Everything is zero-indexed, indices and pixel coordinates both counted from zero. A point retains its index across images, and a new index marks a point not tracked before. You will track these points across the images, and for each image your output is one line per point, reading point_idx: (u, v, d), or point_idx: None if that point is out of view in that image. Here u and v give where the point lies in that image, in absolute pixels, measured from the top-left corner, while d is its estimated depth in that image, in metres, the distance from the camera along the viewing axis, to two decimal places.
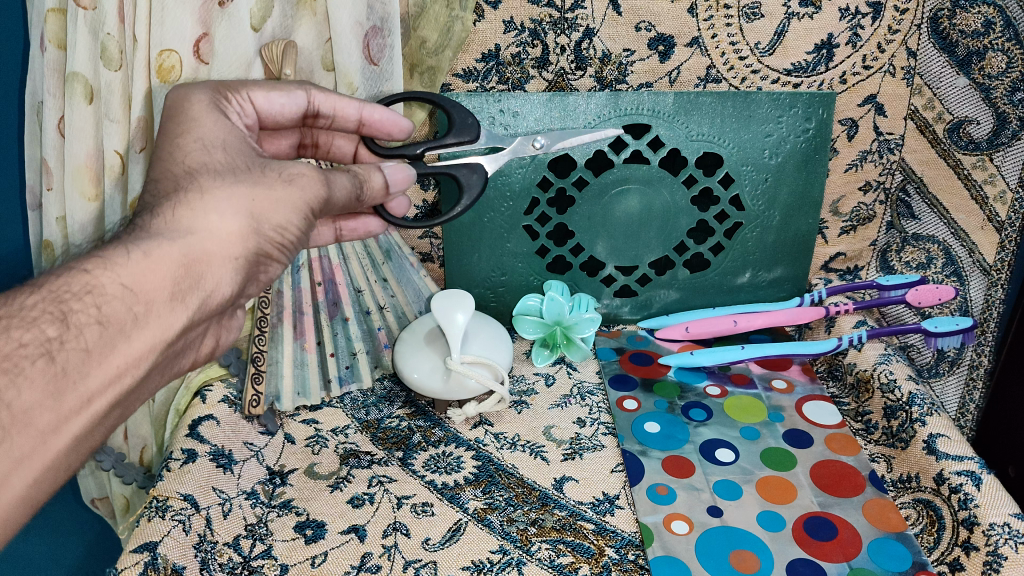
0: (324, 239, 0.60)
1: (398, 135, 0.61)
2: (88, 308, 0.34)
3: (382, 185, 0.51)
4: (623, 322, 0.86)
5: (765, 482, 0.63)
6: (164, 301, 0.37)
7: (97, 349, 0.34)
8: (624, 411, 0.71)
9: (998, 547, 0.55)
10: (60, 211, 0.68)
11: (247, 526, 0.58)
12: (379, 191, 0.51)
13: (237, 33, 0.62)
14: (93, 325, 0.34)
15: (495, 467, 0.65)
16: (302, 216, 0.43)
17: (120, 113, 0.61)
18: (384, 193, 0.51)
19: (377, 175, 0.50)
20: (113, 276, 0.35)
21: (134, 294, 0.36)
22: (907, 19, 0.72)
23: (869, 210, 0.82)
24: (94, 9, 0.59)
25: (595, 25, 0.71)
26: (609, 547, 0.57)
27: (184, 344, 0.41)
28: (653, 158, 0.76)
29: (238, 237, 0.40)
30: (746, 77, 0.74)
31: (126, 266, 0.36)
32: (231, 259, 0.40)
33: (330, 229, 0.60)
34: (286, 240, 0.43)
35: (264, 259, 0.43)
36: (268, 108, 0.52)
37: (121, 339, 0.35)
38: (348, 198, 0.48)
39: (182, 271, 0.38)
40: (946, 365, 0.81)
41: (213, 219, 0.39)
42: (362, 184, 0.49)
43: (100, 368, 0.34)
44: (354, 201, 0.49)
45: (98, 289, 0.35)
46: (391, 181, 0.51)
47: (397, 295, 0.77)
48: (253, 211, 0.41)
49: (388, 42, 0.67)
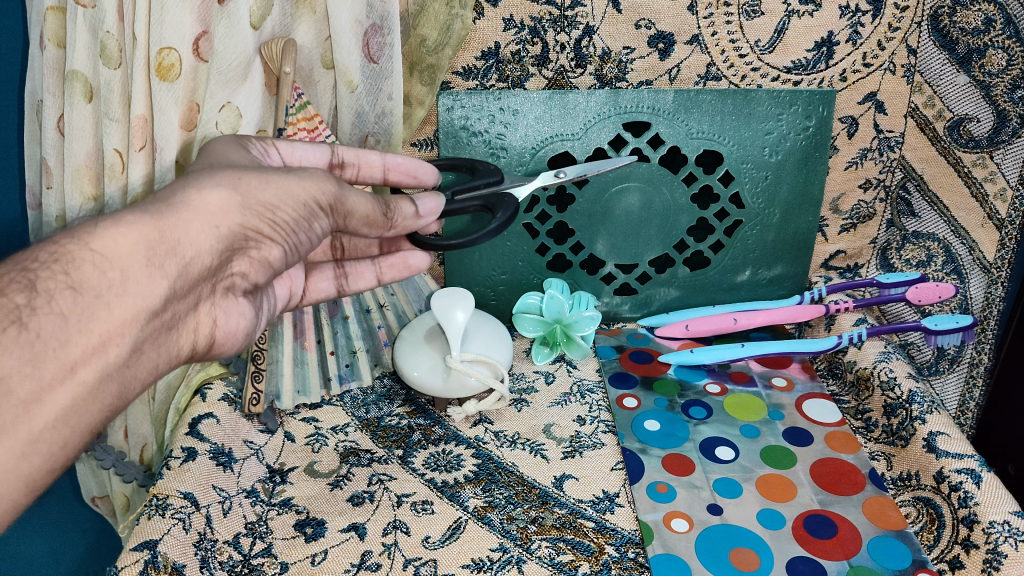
0: (366, 282, 0.60)
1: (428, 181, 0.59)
2: (57, 275, 0.34)
3: (413, 213, 0.51)
4: (623, 320, 0.86)
5: (765, 480, 0.63)
6: (141, 266, 0.36)
7: (74, 316, 0.34)
8: (625, 410, 0.71)
9: (998, 545, 0.55)
10: (60, 209, 0.68)
11: (247, 525, 0.58)
12: (410, 217, 0.51)
13: (237, 31, 0.62)
14: (65, 291, 0.34)
15: (494, 465, 0.65)
16: (299, 202, 0.43)
17: (119, 111, 0.62)
18: (416, 220, 0.51)
19: (407, 203, 0.50)
20: (83, 244, 0.35)
21: (107, 260, 0.35)
22: (907, 17, 0.71)
23: (869, 208, 0.81)
24: (93, 8, 0.59)
25: (595, 23, 0.71)
26: (608, 545, 0.57)
27: (178, 322, 0.41)
28: (653, 156, 0.76)
29: (221, 210, 0.39)
30: (746, 74, 0.74)
31: (96, 235, 0.35)
32: (214, 226, 0.39)
33: (371, 268, 0.60)
34: (278, 220, 0.42)
35: (259, 240, 0.42)
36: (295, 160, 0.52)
37: (99, 305, 0.35)
38: (370, 214, 0.47)
39: (155, 234, 0.37)
40: (946, 363, 0.80)
41: (193, 193, 0.39)
42: (390, 207, 0.49)
43: (80, 336, 0.34)
44: (382, 219, 0.48)
45: (66, 257, 0.35)
46: (421, 212, 0.52)
47: (397, 293, 0.77)
48: (238, 185, 0.40)
49: (388, 40, 0.66)
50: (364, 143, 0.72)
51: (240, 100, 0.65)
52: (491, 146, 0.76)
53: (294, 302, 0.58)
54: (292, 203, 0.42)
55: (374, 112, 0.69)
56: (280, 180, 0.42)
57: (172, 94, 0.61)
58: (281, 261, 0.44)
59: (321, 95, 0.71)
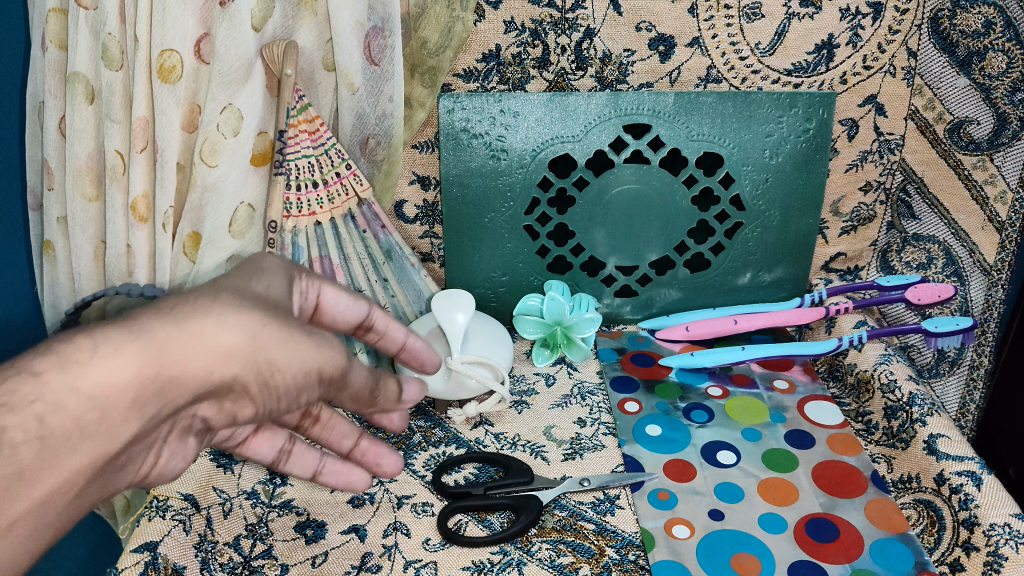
0: (304, 470, 0.48)
1: (429, 369, 0.45)
2: (27, 420, 0.25)
3: (397, 396, 0.40)
4: (623, 322, 0.86)
5: (766, 483, 0.63)
6: (122, 408, 0.27)
7: (32, 469, 0.25)
8: (626, 413, 0.71)
9: (999, 548, 0.55)
10: (60, 211, 0.68)
11: (247, 526, 0.58)
12: (391, 400, 0.40)
13: (238, 32, 0.61)
14: (31, 440, 0.25)
15: (488, 482, 0.62)
16: (303, 370, 0.33)
17: (120, 113, 0.62)
18: (397, 404, 0.41)
19: (394, 384, 0.40)
20: (66, 376, 0.26)
21: (94, 400, 0.26)
22: (908, 20, 0.72)
23: (870, 210, 0.82)
24: (94, 9, 0.60)
25: (596, 26, 0.71)
26: (609, 547, 0.57)
27: (127, 459, 0.30)
28: (653, 158, 0.77)
29: (228, 356, 0.30)
30: (747, 77, 0.74)
31: (86, 364, 0.26)
32: (207, 373, 0.30)
33: (316, 459, 0.48)
34: (278, 388, 0.33)
35: (239, 394, 0.32)
36: (328, 308, 0.39)
37: (67, 452, 0.26)
38: (362, 390, 0.37)
39: (152, 373, 0.28)
40: (947, 365, 0.81)
41: (211, 329, 0.30)
42: (379, 384, 0.38)
43: (32, 491, 0.25)
44: (364, 399, 0.38)
45: (46, 395, 0.25)
46: (404, 395, 0.41)
47: (397, 295, 0.76)
48: (256, 335, 0.31)
49: (388, 42, 0.66)
50: (365, 145, 0.72)
51: (242, 101, 0.64)
52: (492, 148, 0.76)
53: (226, 445, 0.46)
54: (297, 367, 0.33)
55: (375, 114, 0.70)
56: (299, 343, 0.33)
57: (173, 96, 0.61)
58: (251, 418, 0.34)
59: (322, 97, 0.71)
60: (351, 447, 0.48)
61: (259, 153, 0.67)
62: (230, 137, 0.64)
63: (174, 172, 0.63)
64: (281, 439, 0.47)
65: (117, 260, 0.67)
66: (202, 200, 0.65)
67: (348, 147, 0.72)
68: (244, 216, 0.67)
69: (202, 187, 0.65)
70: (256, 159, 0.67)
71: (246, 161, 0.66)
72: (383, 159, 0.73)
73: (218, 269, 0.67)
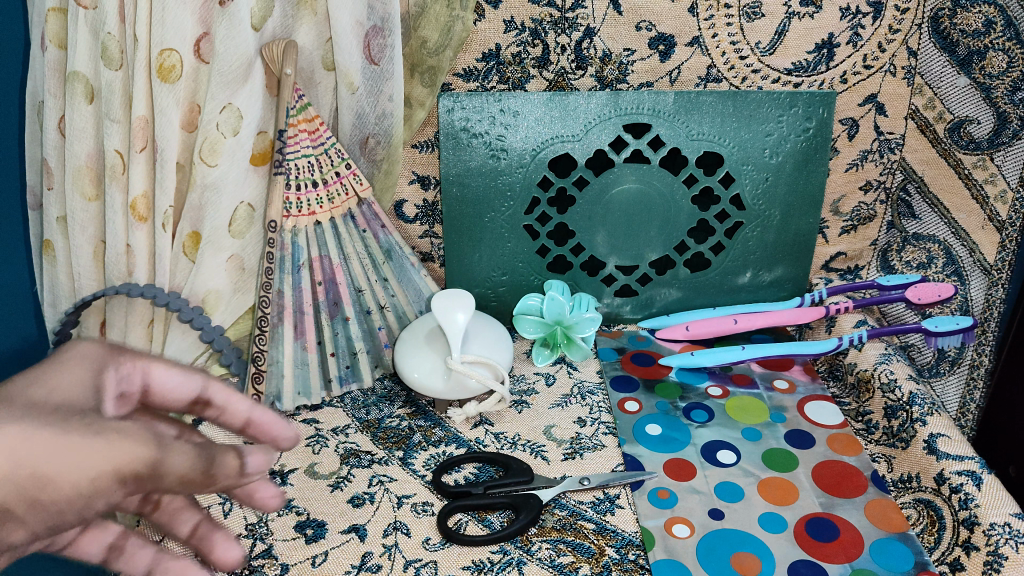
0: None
1: (284, 447, 0.31)
2: None
3: (242, 470, 0.28)
4: (623, 322, 0.85)
5: (766, 483, 0.63)
6: None
7: None
8: (626, 413, 0.71)
9: (999, 547, 0.55)
10: (60, 211, 0.68)
11: (247, 526, 0.58)
12: (234, 478, 0.27)
13: (239, 32, 0.61)
14: None
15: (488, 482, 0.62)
16: (85, 479, 0.23)
17: (120, 113, 0.62)
18: (240, 482, 0.28)
19: (234, 453, 0.27)
20: None
21: None
22: (908, 19, 0.72)
23: (870, 210, 0.82)
24: (94, 9, 0.60)
25: (595, 25, 0.71)
26: (609, 547, 0.57)
27: None
28: (653, 158, 0.77)
29: None
30: (746, 76, 0.74)
31: None
32: None
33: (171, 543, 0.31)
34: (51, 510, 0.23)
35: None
36: (157, 390, 0.28)
37: None
38: (189, 478, 0.26)
39: None
40: (947, 365, 0.80)
41: None
42: (212, 463, 0.27)
43: None
44: (199, 489, 0.26)
45: None
46: (253, 469, 0.28)
47: (397, 294, 0.76)
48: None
49: (388, 42, 0.66)
50: (365, 145, 0.72)
51: (241, 101, 0.64)
52: (491, 147, 0.75)
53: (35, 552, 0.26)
54: (73, 477, 0.23)
55: (375, 113, 0.70)
56: (80, 443, 0.24)
57: (173, 95, 0.61)
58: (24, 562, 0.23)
59: (322, 96, 0.70)
60: (187, 535, 0.30)
61: (259, 153, 0.67)
62: (230, 136, 0.64)
63: (174, 171, 0.64)
64: (110, 534, 0.28)
65: (117, 261, 0.66)
66: (203, 200, 0.65)
67: (348, 147, 0.72)
68: (244, 215, 0.67)
69: (202, 186, 0.65)
70: (256, 159, 0.67)
71: (246, 160, 0.66)
72: (383, 159, 0.73)
73: (218, 268, 0.67)
